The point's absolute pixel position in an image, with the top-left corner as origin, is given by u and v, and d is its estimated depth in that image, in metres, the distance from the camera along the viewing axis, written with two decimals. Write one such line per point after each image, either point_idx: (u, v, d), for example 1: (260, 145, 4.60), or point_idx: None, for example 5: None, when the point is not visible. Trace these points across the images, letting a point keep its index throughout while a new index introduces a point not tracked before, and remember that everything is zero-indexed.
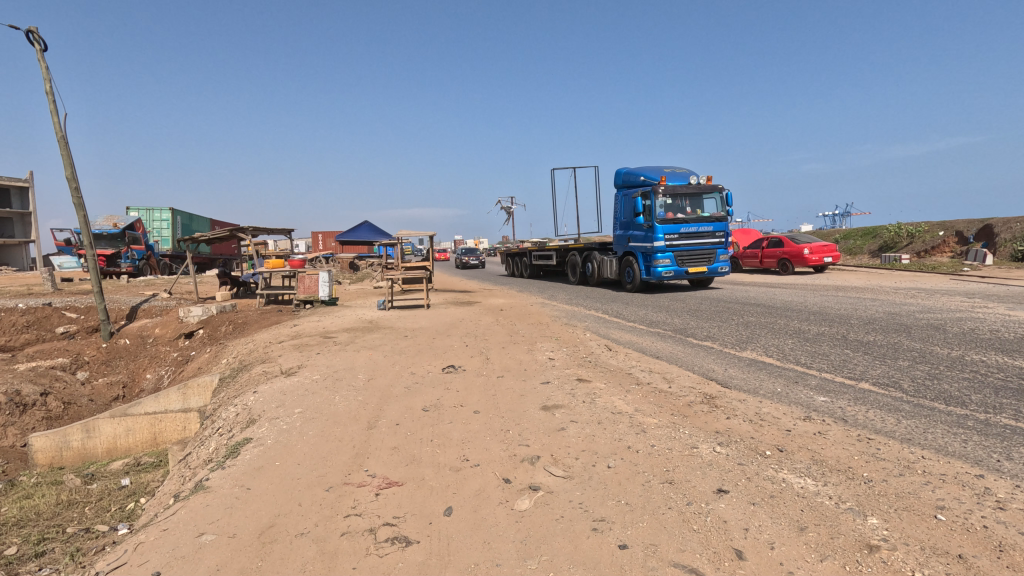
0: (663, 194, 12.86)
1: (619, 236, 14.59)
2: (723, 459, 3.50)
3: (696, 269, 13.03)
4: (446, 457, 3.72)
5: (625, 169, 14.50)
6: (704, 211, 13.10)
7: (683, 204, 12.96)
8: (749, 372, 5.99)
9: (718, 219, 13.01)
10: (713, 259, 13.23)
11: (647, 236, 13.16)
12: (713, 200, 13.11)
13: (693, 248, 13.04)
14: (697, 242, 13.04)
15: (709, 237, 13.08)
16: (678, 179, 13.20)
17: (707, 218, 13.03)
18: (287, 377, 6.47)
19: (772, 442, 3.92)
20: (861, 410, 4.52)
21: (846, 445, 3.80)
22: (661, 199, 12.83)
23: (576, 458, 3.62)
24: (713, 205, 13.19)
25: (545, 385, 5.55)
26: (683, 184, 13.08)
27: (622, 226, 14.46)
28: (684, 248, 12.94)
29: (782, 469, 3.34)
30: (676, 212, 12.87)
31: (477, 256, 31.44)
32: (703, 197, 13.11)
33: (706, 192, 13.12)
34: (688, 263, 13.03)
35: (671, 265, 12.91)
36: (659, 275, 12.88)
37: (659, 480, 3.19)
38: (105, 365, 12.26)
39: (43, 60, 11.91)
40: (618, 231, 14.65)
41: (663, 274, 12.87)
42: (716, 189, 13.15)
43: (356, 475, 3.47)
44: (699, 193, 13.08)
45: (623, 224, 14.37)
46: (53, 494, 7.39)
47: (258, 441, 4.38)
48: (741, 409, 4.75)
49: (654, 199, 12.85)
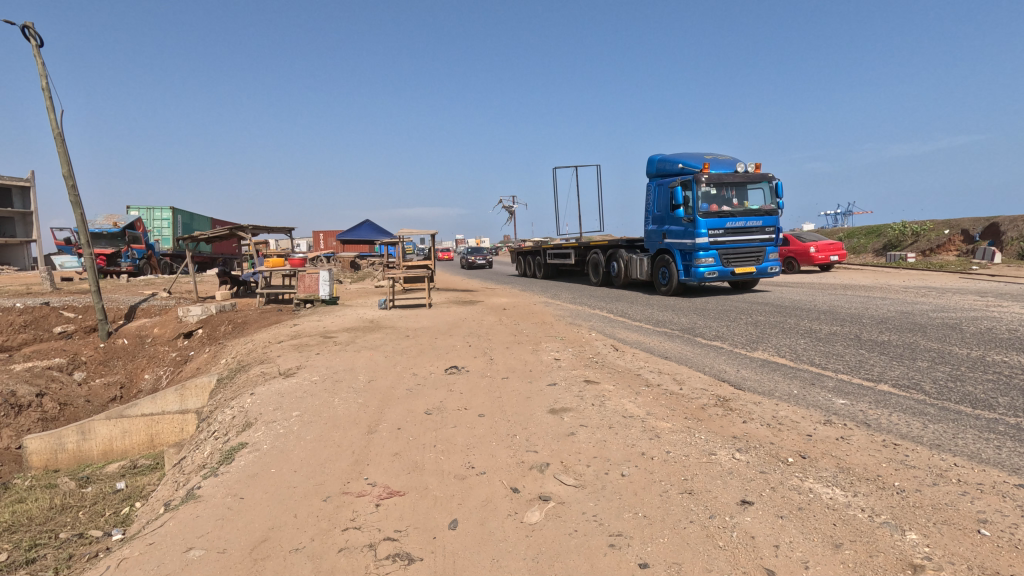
0: (706, 184, 11.79)
1: (653, 232, 13.44)
2: (743, 467, 3.31)
3: (743, 269, 11.93)
4: (450, 464, 3.53)
5: (660, 158, 13.40)
6: (752, 203, 12.02)
7: (728, 195, 11.89)
8: (764, 374, 5.78)
9: (768, 212, 11.94)
10: (761, 258, 12.13)
11: (688, 232, 12.05)
12: (761, 192, 12.06)
13: (740, 245, 11.93)
14: (744, 239, 11.93)
15: (756, 233, 12.00)
16: (722, 168, 12.16)
17: (755, 211, 11.97)
18: (285, 378, 6.29)
19: (793, 447, 3.72)
20: (884, 413, 4.32)
21: (872, 450, 3.59)
22: (705, 189, 11.77)
23: (587, 466, 3.43)
24: (761, 196, 12.12)
25: (551, 387, 5.35)
26: (728, 173, 12.03)
27: (657, 220, 13.32)
28: (729, 245, 11.85)
29: (808, 477, 3.14)
30: (720, 204, 11.80)
31: (485, 256, 30.92)
32: (749, 187, 12.07)
33: (754, 182, 12.06)
34: (734, 261, 11.93)
35: (715, 264, 11.80)
36: (701, 275, 11.76)
37: (677, 490, 3.00)
38: (102, 366, 12.11)
39: (38, 56, 11.79)
40: (651, 227, 13.51)
41: (706, 274, 11.76)
42: (764, 179, 12.11)
43: (355, 484, 3.29)
44: (746, 183, 12.03)
45: (657, 219, 13.25)
46: (47, 498, 7.22)
47: (253, 446, 4.20)
48: (757, 413, 4.55)
49: (697, 189, 11.77)
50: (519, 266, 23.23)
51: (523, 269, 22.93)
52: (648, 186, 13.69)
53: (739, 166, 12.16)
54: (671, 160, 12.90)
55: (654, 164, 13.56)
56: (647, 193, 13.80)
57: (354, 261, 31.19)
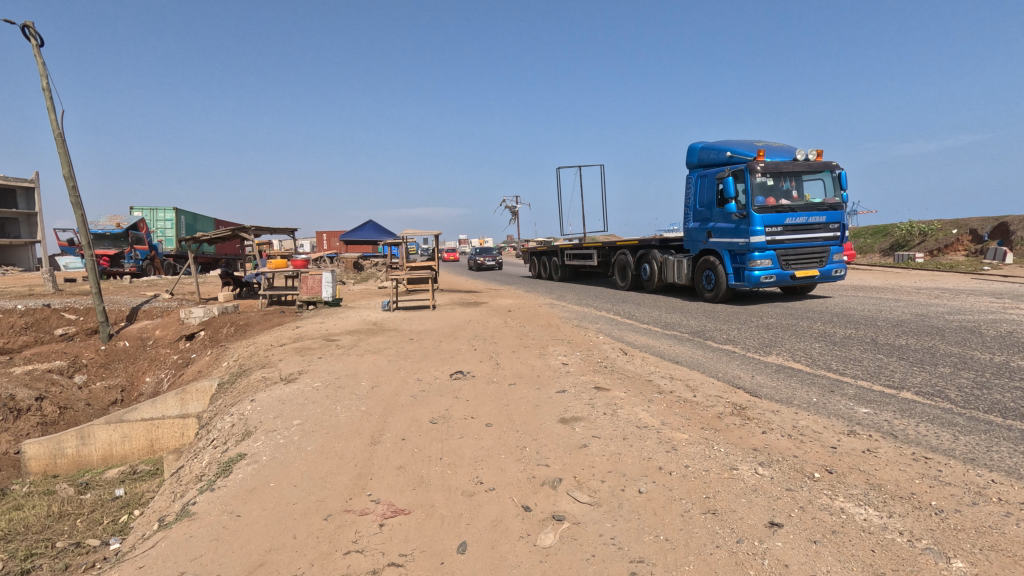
0: (762, 174, 10.54)
1: (697, 230, 12.19)
2: (768, 483, 3.13)
3: (805, 272, 10.58)
4: (458, 479, 3.36)
5: (705, 147, 12.18)
6: (814, 196, 10.71)
7: (787, 187, 10.62)
8: (781, 381, 5.57)
9: (833, 206, 10.62)
10: (824, 259, 10.78)
11: (740, 229, 10.78)
12: (824, 183, 10.75)
13: (800, 244, 10.62)
14: (805, 237, 10.61)
15: (819, 230, 10.68)
16: (779, 156, 10.92)
17: (817, 205, 10.66)
18: (286, 384, 6.13)
19: (818, 461, 3.52)
20: (910, 424, 4.12)
21: (902, 466, 3.40)
22: (760, 181, 10.51)
23: (602, 481, 3.26)
24: (824, 188, 10.81)
25: (561, 394, 5.17)
26: (787, 161, 10.76)
27: (702, 217, 12.08)
28: (788, 243, 10.55)
29: (837, 496, 2.96)
30: (778, 197, 10.54)
31: (495, 256, 30.06)
32: (811, 178, 10.78)
33: (816, 172, 10.77)
34: (794, 263, 10.62)
35: (772, 267, 10.51)
36: (757, 279, 10.47)
37: (699, 510, 2.83)
38: (103, 368, 11.99)
39: (39, 56, 11.69)
40: (695, 224, 12.26)
41: (762, 278, 10.48)
42: (827, 169, 10.82)
43: (358, 501, 3.12)
44: (806, 173, 10.75)
45: (702, 215, 12.00)
46: (45, 505, 7.08)
47: (252, 458, 4.03)
48: (776, 423, 4.37)
49: (751, 179, 10.52)
50: (534, 268, 22.20)
51: (539, 271, 21.89)
52: (691, 179, 12.48)
53: (798, 154, 10.90)
54: (719, 148, 11.68)
55: (698, 154, 12.32)
56: (690, 187, 12.55)
57: (357, 262, 31.03)
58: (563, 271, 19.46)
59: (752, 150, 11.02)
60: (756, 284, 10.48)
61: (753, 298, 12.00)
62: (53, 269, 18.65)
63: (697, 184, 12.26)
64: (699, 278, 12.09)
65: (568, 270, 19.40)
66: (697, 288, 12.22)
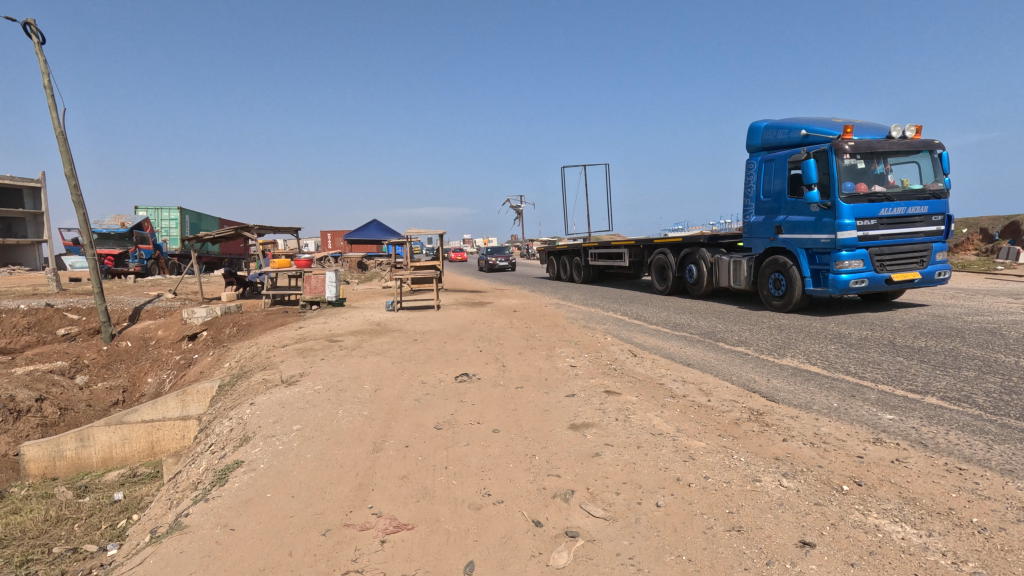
0: (850, 155, 8.58)
1: (761, 226, 10.27)
2: (795, 497, 2.94)
3: (903, 275, 8.61)
4: (464, 490, 3.19)
5: (770, 125, 10.24)
6: (913, 182, 8.74)
7: (880, 171, 8.65)
8: (799, 385, 5.34)
9: (936, 194, 8.67)
10: (926, 260, 8.78)
11: (822, 223, 8.82)
12: (924, 165, 8.80)
13: (897, 241, 8.62)
14: (903, 231, 8.62)
15: (920, 224, 8.69)
16: (869, 133, 8.94)
17: (917, 193, 8.67)
18: (287, 387, 5.95)
19: (846, 472, 3.32)
20: (940, 431, 3.92)
21: (935, 477, 3.20)
22: (849, 163, 8.55)
23: (617, 494, 3.07)
24: (924, 172, 8.84)
25: (571, 399, 4.98)
26: (879, 140, 8.79)
27: (767, 209, 10.17)
28: (883, 240, 8.57)
29: (870, 512, 2.77)
30: (870, 184, 8.56)
31: (506, 257, 28.80)
32: (906, 160, 8.83)
33: (914, 152, 8.81)
34: (890, 265, 8.64)
35: (863, 270, 8.53)
36: (845, 285, 8.49)
37: (723, 526, 2.64)
38: (105, 369, 11.87)
39: (40, 53, 11.59)
40: (757, 217, 10.35)
41: (851, 283, 8.49)
42: (926, 149, 8.86)
43: (358, 514, 2.95)
44: (901, 153, 8.79)
45: (768, 207, 10.09)
46: (43, 509, 6.93)
47: (249, 466, 3.86)
48: (797, 430, 4.17)
49: (837, 161, 8.57)
50: (553, 268, 20.69)
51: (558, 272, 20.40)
52: (752, 165, 10.57)
53: (891, 131, 8.93)
54: (790, 126, 9.73)
55: (762, 134, 10.38)
56: (750, 174, 10.65)
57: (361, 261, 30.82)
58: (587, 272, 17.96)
59: (835, 127, 9.04)
60: (844, 290, 8.50)
61: (827, 307, 10.04)
62: (57, 268, 18.58)
63: (761, 170, 10.34)
64: (761, 281, 10.25)
65: (592, 271, 17.90)
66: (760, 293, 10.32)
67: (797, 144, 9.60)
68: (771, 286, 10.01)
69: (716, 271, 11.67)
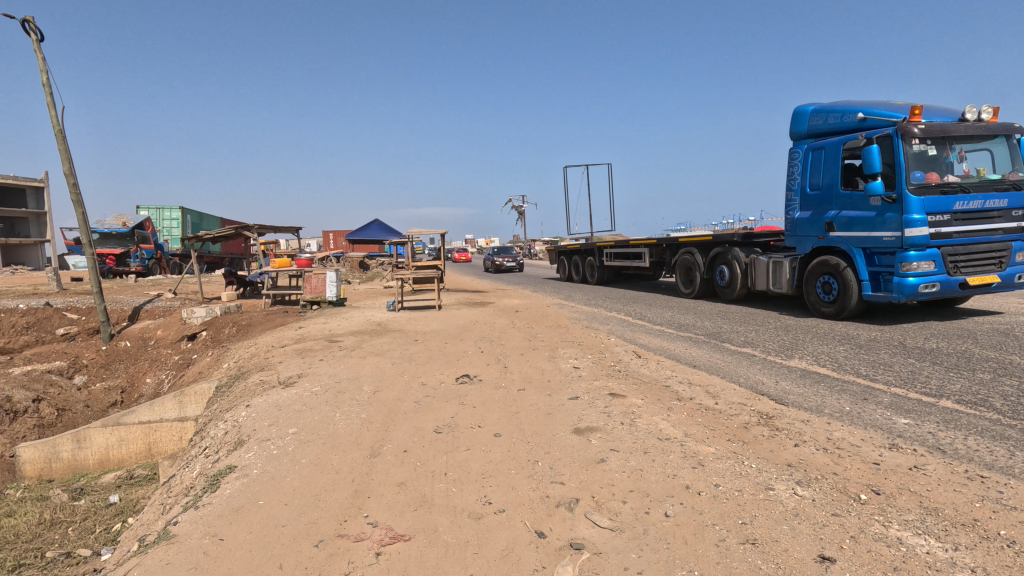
0: (919, 140, 7.44)
1: (809, 223, 9.18)
2: (810, 507, 2.80)
3: (981, 278, 7.42)
4: (464, 499, 3.06)
5: (818, 110, 9.14)
6: (991, 171, 7.55)
7: (953, 159, 7.50)
8: (809, 388, 5.19)
9: (1018, 185, 7.46)
10: (1005, 260, 7.59)
11: (884, 218, 7.69)
12: (1001, 152, 7.61)
13: (973, 239, 7.43)
14: (981, 228, 7.43)
15: (1000, 220, 7.48)
16: (939, 116, 7.76)
17: (995, 184, 7.48)
18: (285, 389, 5.82)
19: (862, 480, 3.18)
20: (959, 437, 3.76)
21: (957, 486, 3.05)
22: (917, 150, 7.43)
23: (623, 502, 2.94)
24: (1002, 159, 7.64)
25: (575, 401, 4.85)
26: (952, 123, 7.61)
27: (815, 204, 9.09)
28: (958, 238, 7.38)
29: (891, 523, 2.64)
30: (942, 173, 7.42)
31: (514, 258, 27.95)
32: (980, 146, 7.66)
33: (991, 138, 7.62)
34: (964, 268, 7.45)
35: (933, 272, 7.38)
36: (914, 290, 7.34)
37: (736, 539, 2.51)
38: (104, 369, 11.77)
39: (39, 51, 11.51)
40: (804, 213, 9.28)
41: (920, 287, 7.34)
42: (1003, 134, 7.67)
43: (353, 524, 2.83)
44: (975, 138, 7.60)
45: (817, 202, 9.01)
46: (37, 511, 6.82)
47: (243, 471, 3.74)
48: (809, 435, 4.04)
49: (904, 148, 7.45)
50: (563, 269, 19.83)
51: (569, 273, 19.52)
52: (797, 154, 9.49)
53: (965, 112, 7.72)
54: (843, 110, 8.62)
55: (810, 120, 9.27)
56: (795, 165, 9.57)
57: (362, 261, 30.64)
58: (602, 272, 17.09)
59: (899, 110, 7.92)
60: (912, 296, 7.36)
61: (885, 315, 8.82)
62: (57, 268, 18.52)
63: (808, 160, 9.25)
64: (806, 284, 9.14)
65: (607, 272, 17.01)
66: (806, 297, 9.13)
67: (852, 130, 8.48)
68: (818, 290, 8.90)
69: (752, 272, 10.59)
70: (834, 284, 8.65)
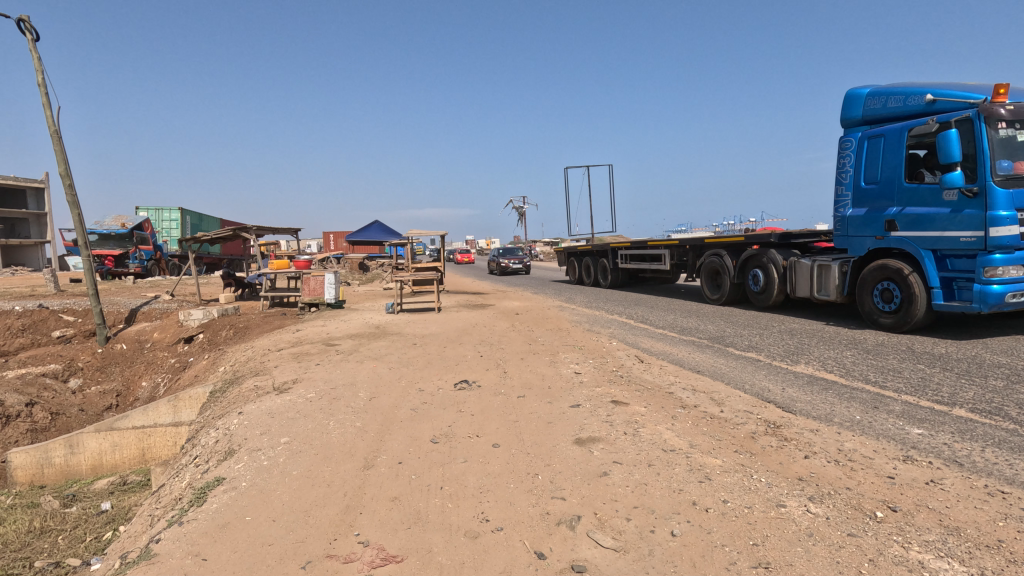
0: (1003, 125, 6.66)
1: (864, 220, 8.14)
2: (824, 526, 2.66)
3: None
4: (460, 515, 2.92)
5: (875, 92, 8.12)
6: None
7: None
8: (817, 396, 5.04)
9: None
10: None
11: (962, 216, 6.83)
12: None
13: None
14: None
15: None
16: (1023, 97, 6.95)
17: None
18: (279, 395, 5.68)
19: (878, 496, 3.04)
20: (976, 449, 3.62)
21: (978, 503, 2.91)
22: (1003, 136, 6.63)
23: (627, 520, 2.80)
24: None
25: (576, 409, 4.70)
26: None
27: (872, 199, 8.06)
28: None
29: (909, 544, 2.50)
30: None
31: (520, 259, 26.77)
32: None
33: None
34: None
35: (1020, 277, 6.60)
36: (1001, 297, 6.51)
37: (748, 562, 2.38)
38: (99, 372, 11.63)
39: (34, 50, 11.39)
40: (856, 211, 8.29)
41: (1007, 295, 6.53)
42: None
43: (343, 544, 2.70)
44: None
45: (875, 196, 7.97)
46: (27, 519, 6.68)
47: (231, 483, 3.60)
48: (819, 445, 3.89)
49: (989, 133, 6.62)
50: (574, 271, 19.02)
51: (580, 276, 18.69)
52: (849, 142, 8.45)
53: None
54: (909, 91, 7.62)
55: (865, 103, 8.23)
56: (846, 154, 8.52)
57: (361, 261, 30.38)
58: (616, 275, 16.27)
59: (976, 90, 7.05)
60: (998, 305, 6.53)
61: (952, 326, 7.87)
62: (55, 269, 18.40)
63: (863, 149, 8.21)
64: (860, 290, 8.13)
65: (622, 274, 16.18)
66: (861, 307, 8.11)
67: (919, 114, 7.51)
68: (877, 298, 7.88)
69: (793, 277, 9.58)
70: (896, 291, 7.64)
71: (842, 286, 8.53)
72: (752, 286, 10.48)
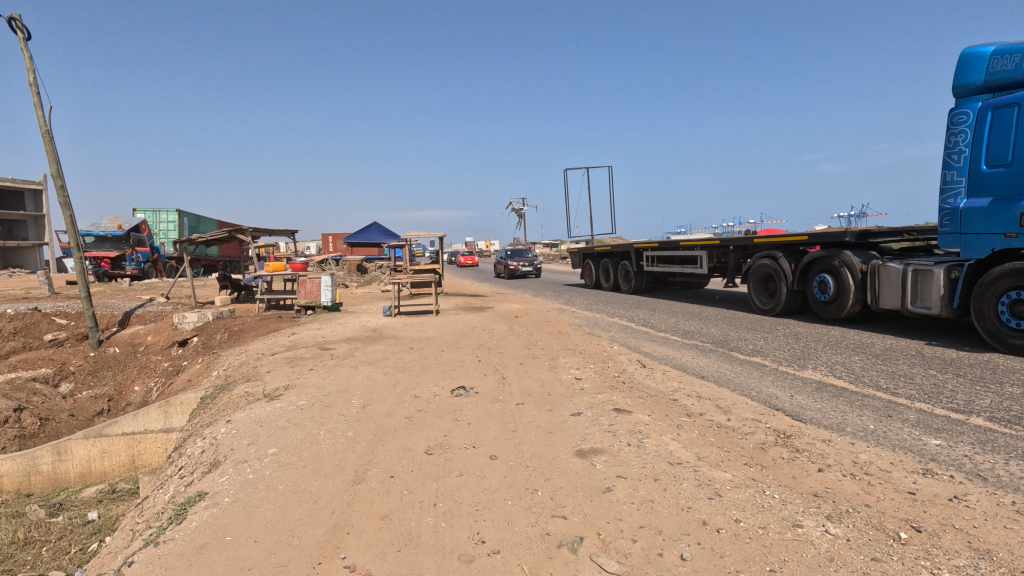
0: None
1: (986, 213, 6.61)
2: (846, 549, 2.47)
3: None
4: (454, 536, 2.74)
5: (1002, 52, 6.61)
6: None
7: None
8: (828, 403, 4.86)
9: None
10: None
11: None
12: None
13: None
14: None
15: None
16: None
17: None
18: (269, 403, 5.49)
19: (900, 514, 2.86)
20: (999, 462, 3.43)
21: (1008, 522, 2.72)
22: None
23: (633, 541, 2.61)
24: None
25: (577, 418, 4.51)
26: None
27: (999, 187, 6.51)
28: None
29: (939, 571, 2.32)
30: None
31: (529, 260, 25.06)
32: None
33: None
34: None
35: None
36: None
37: None
38: (91, 376, 11.43)
39: (26, 49, 11.21)
40: (974, 201, 6.74)
41: None
42: None
43: (327, 569, 2.52)
44: None
45: (1003, 183, 6.45)
46: (11, 530, 6.46)
47: (213, 499, 3.41)
48: (832, 457, 3.71)
49: None
50: (591, 275, 17.88)
51: (598, 279, 17.57)
52: (963, 115, 6.91)
53: None
54: None
55: (987, 65, 6.69)
56: (958, 131, 6.98)
57: (360, 263, 30.01)
58: (640, 278, 15.14)
59: None
60: None
61: None
62: (48, 272, 18.17)
63: (984, 123, 6.67)
64: (981, 303, 6.64)
65: (647, 278, 15.07)
66: (982, 323, 6.62)
67: None
68: (1005, 312, 6.40)
69: (875, 284, 8.08)
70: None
71: (949, 295, 7.02)
72: (818, 294, 8.99)
